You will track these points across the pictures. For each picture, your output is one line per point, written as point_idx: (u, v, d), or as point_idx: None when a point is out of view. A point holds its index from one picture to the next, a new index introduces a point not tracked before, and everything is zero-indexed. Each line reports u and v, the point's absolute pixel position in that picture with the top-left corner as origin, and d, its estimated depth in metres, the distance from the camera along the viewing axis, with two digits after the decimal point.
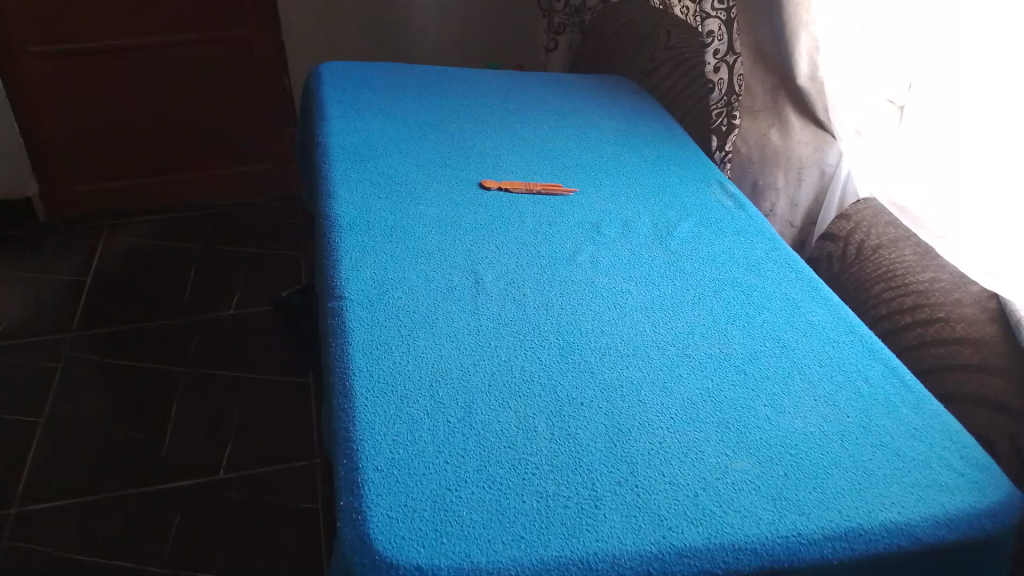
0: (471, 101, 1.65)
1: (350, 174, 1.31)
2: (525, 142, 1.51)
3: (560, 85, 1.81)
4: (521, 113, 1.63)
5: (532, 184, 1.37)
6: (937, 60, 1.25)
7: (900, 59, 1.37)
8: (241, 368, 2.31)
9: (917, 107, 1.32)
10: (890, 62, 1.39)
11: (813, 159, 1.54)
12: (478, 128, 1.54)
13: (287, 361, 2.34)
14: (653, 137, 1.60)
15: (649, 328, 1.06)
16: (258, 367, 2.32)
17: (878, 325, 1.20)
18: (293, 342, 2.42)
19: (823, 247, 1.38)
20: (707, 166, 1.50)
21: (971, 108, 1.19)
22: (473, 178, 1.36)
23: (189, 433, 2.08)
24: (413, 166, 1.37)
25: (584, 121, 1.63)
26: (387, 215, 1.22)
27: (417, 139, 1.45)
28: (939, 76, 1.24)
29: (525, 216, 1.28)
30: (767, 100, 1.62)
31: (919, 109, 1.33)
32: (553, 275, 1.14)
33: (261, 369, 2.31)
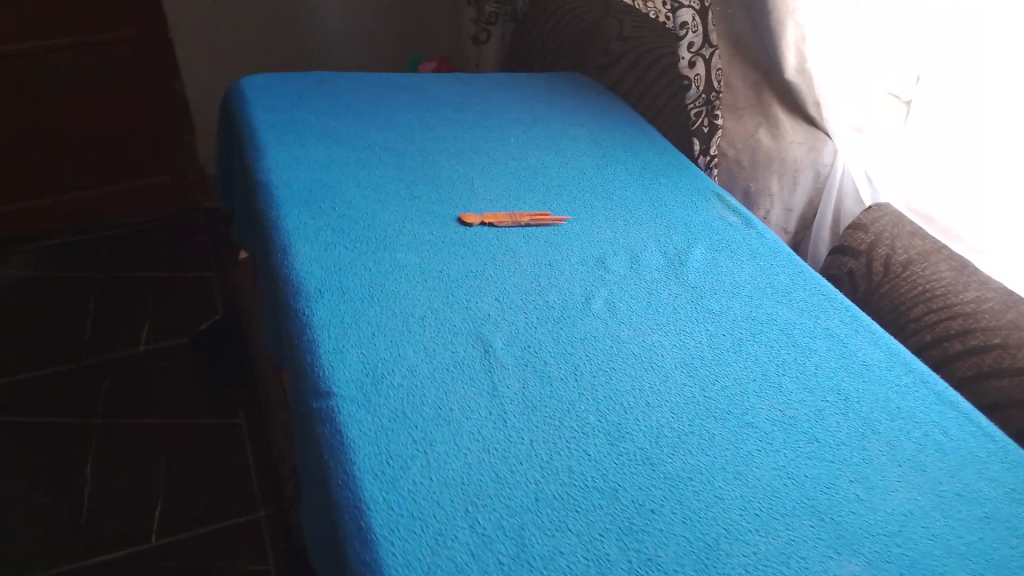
0: (424, 114, 1.45)
1: (308, 218, 1.09)
2: (495, 161, 1.32)
3: (516, 89, 1.62)
4: (483, 126, 1.43)
5: (516, 214, 1.17)
6: (952, 53, 1.17)
7: (908, 49, 1.28)
8: (162, 413, 2.01)
9: (931, 101, 1.24)
10: (895, 54, 1.31)
11: (809, 161, 1.40)
12: (440, 147, 1.34)
13: (217, 400, 2.06)
14: (632, 145, 1.43)
15: (698, 394, 0.90)
16: (182, 411, 2.02)
17: (925, 355, 1.07)
18: (220, 377, 2.13)
19: (841, 263, 1.24)
20: (700, 177, 1.36)
21: (1005, 103, 1.10)
22: (448, 213, 1.16)
23: (110, 496, 1.79)
24: (375, 201, 1.16)
25: (553, 131, 1.45)
26: (360, 270, 1.01)
27: (373, 168, 1.24)
28: (958, 70, 1.17)
29: (518, 256, 1.10)
30: (750, 98, 1.48)
31: (931, 102, 1.24)
32: (571, 332, 0.96)
33: (188, 411, 2.03)
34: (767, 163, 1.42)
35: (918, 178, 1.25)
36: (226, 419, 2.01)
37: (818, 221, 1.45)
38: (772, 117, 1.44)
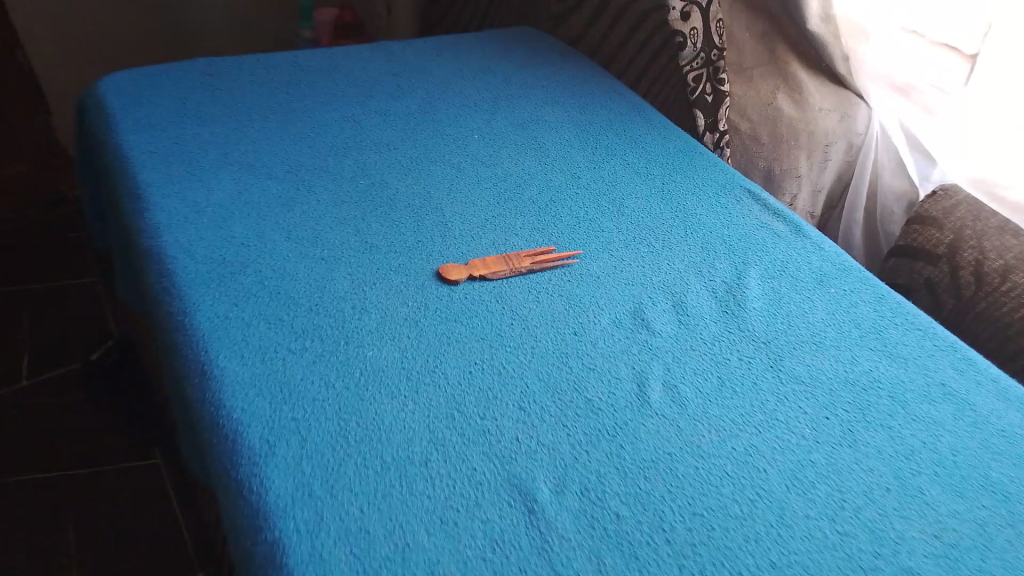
0: (356, 108, 1.11)
1: (229, 307, 0.76)
2: (464, 173, 1.01)
3: (465, 62, 1.28)
4: (435, 119, 1.11)
5: (510, 256, 0.87)
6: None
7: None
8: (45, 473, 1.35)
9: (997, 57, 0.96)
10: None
11: (841, 133, 1.15)
12: (388, 159, 1.01)
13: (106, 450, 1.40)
14: (625, 126, 1.15)
15: (829, 531, 0.64)
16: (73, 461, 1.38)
17: None
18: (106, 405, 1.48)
19: (915, 269, 0.99)
20: (716, 165, 1.08)
21: None
22: (420, 268, 0.85)
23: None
24: (315, 265, 0.83)
25: (525, 120, 1.14)
26: (320, 385, 0.70)
27: (304, 210, 0.90)
28: None
29: (532, 324, 0.80)
30: (760, 54, 1.20)
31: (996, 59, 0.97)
32: (638, 452, 0.68)
33: (72, 486, 1.34)
34: (793, 138, 1.14)
35: None
36: (137, 460, 1.39)
37: (854, 201, 1.20)
38: (791, 79, 1.17)
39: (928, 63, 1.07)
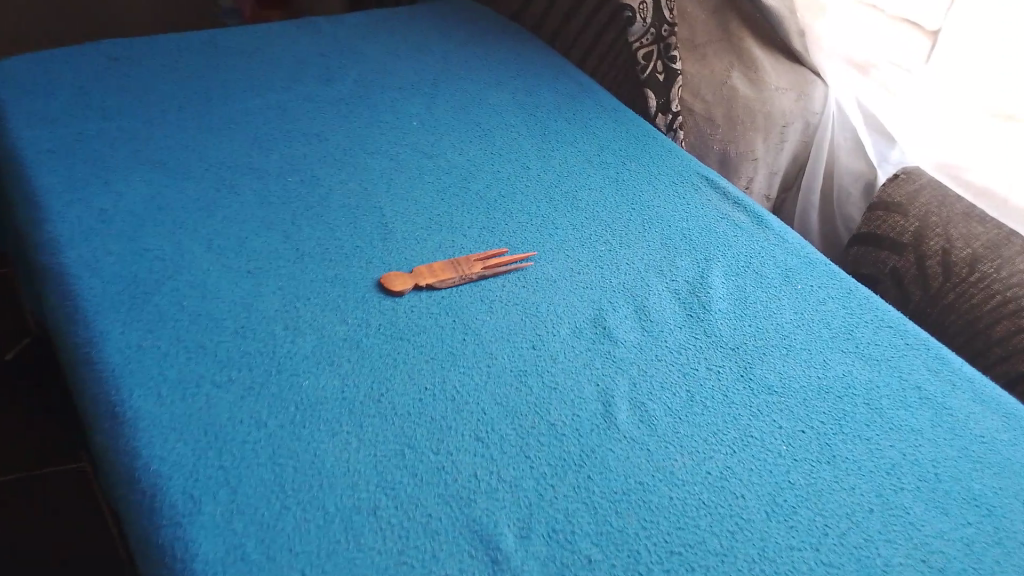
0: (282, 94, 1.01)
1: (143, 335, 0.67)
2: (404, 166, 0.93)
3: (399, 40, 1.19)
4: (370, 106, 1.02)
5: (458, 261, 0.79)
6: None
7: None
8: None
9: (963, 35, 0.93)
10: None
11: (798, 112, 1.10)
12: (319, 152, 0.92)
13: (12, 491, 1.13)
14: (574, 110, 1.07)
15: (815, 562, 0.60)
16: None
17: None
18: (12, 410, 1.24)
19: (880, 260, 0.95)
20: (672, 150, 1.02)
21: None
22: (359, 278, 0.77)
23: None
24: (241, 280, 0.74)
25: (467, 104, 1.06)
26: (251, 425, 0.62)
27: (226, 215, 0.81)
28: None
29: (486, 339, 0.73)
30: (711, 32, 1.15)
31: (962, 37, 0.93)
32: (607, 485, 0.62)
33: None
34: (749, 119, 1.08)
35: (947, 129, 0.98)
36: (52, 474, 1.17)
37: (811, 184, 1.15)
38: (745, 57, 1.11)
39: (886, 39, 1.04)
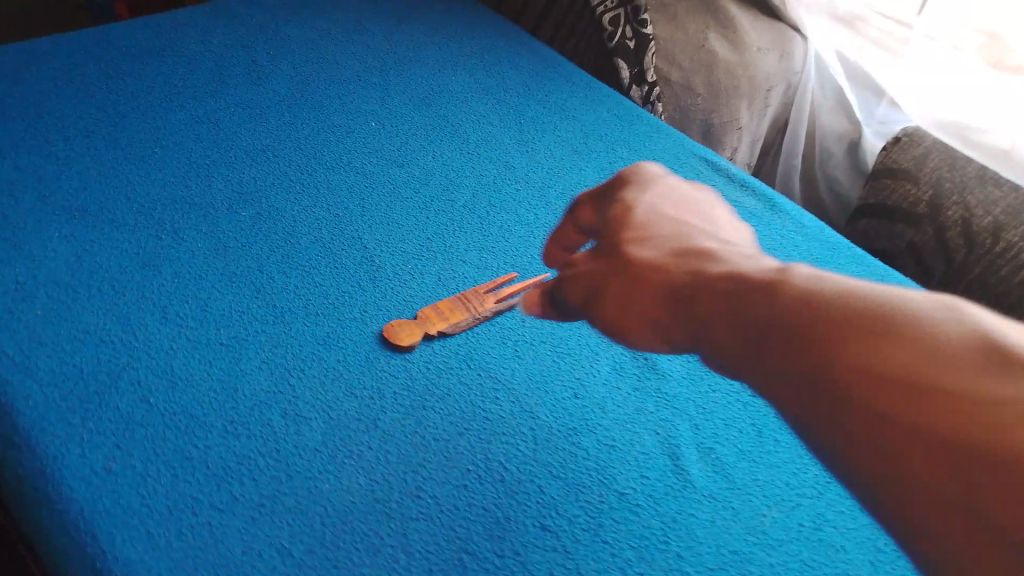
0: (208, 101, 0.85)
1: (109, 453, 0.54)
2: (373, 180, 0.80)
3: (329, 18, 1.03)
4: (315, 105, 0.88)
5: (468, 299, 0.68)
6: None
7: None
8: None
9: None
10: None
11: (781, 74, 1.02)
12: (270, 173, 0.78)
13: None
14: (544, 89, 0.96)
15: None
16: None
17: None
18: None
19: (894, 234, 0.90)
20: (660, 129, 0.93)
21: None
22: (357, 332, 0.65)
23: None
24: (216, 357, 0.61)
25: (425, 93, 0.93)
26: (273, 557, 0.50)
27: (177, 272, 0.67)
28: None
29: (520, 393, 0.62)
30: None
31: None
32: (701, 562, 0.54)
33: None
34: (732, 83, 0.99)
35: (947, 84, 0.91)
36: None
37: (792, 149, 1.09)
38: (722, 13, 1.02)
39: None
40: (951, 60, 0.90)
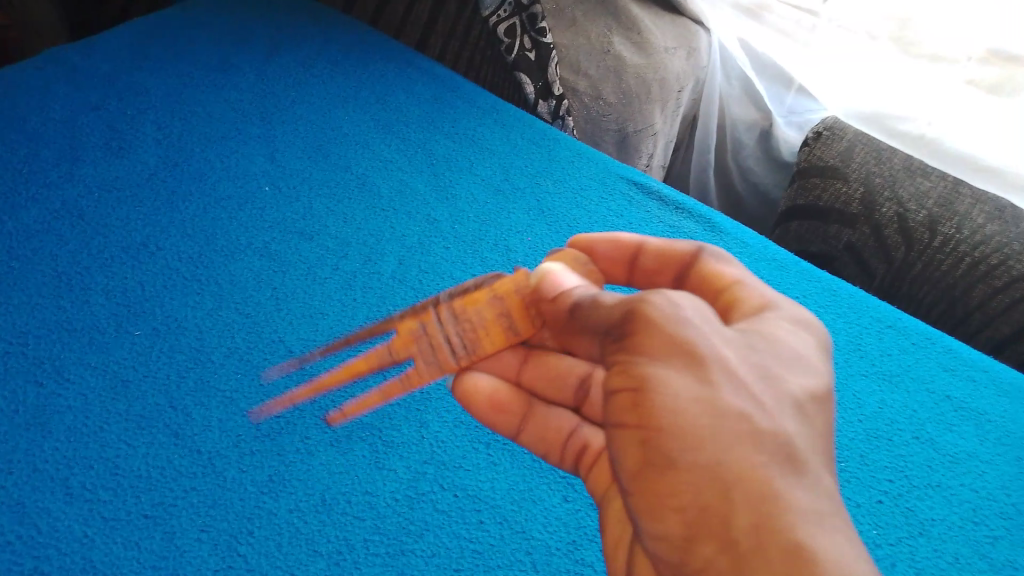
0: (65, 192, 0.72)
1: None
2: (284, 262, 0.70)
3: (188, 56, 0.90)
4: (195, 176, 0.76)
5: (483, 337, 0.47)
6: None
7: None
8: None
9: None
10: None
11: (689, 71, 0.98)
12: (159, 274, 0.67)
13: None
14: (448, 118, 0.87)
15: None
16: None
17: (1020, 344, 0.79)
18: None
19: (830, 234, 0.91)
20: (579, 150, 0.86)
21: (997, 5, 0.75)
22: (307, 465, 0.56)
23: None
24: (144, 536, 0.51)
25: (318, 140, 0.82)
26: None
27: (72, 429, 0.56)
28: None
29: (506, 511, 0.55)
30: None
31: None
32: None
33: None
34: (644, 90, 0.94)
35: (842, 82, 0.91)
36: None
37: (705, 144, 1.10)
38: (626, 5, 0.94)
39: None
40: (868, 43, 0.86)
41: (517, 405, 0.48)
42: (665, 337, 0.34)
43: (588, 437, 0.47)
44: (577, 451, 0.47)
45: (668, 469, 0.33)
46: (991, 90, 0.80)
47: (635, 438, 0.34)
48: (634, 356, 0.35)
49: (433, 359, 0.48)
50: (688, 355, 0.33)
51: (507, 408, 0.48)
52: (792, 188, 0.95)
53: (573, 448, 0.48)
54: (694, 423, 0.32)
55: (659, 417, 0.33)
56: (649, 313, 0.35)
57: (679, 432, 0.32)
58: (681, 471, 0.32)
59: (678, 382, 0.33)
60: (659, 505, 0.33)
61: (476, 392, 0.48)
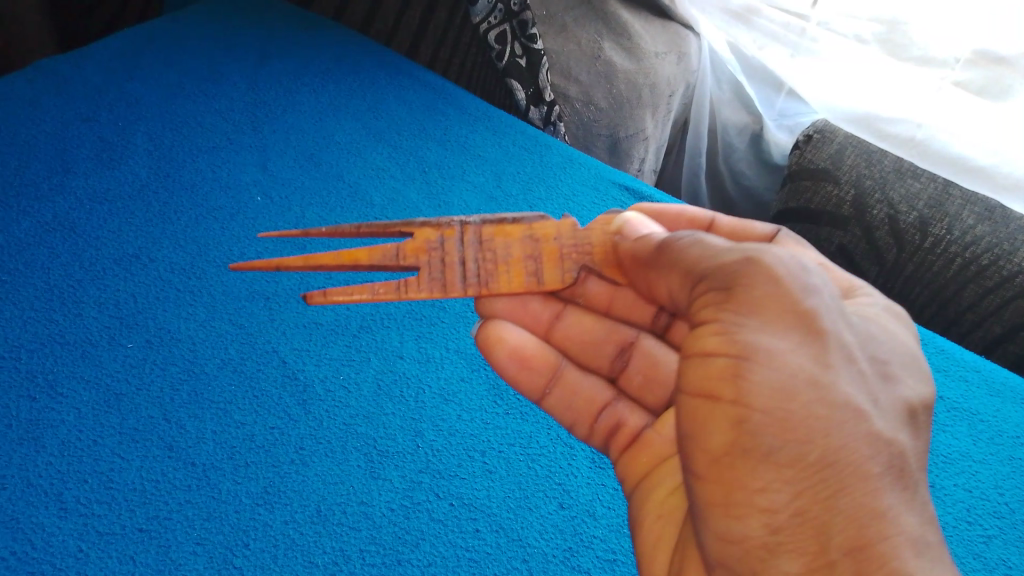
0: (55, 206, 0.72)
1: None
2: (275, 273, 0.69)
3: (178, 66, 0.90)
4: (186, 188, 0.76)
5: (502, 269, 0.50)
6: None
7: None
8: None
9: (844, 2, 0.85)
10: None
11: (680, 75, 0.98)
12: (150, 286, 0.67)
13: None
14: (439, 126, 0.87)
15: None
16: None
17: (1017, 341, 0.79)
18: None
19: (822, 237, 0.91)
20: (570, 156, 0.86)
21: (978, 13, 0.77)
22: (300, 477, 0.56)
23: None
24: (139, 550, 0.51)
25: (310, 149, 0.82)
26: None
27: (66, 443, 0.56)
28: None
29: (502, 519, 0.55)
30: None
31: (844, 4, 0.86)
32: None
33: None
34: (635, 95, 0.94)
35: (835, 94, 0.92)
36: None
37: (697, 146, 1.11)
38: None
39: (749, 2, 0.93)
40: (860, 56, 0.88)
41: (543, 367, 0.53)
42: (785, 303, 0.36)
43: (621, 415, 0.53)
44: (611, 426, 0.53)
45: (753, 451, 0.35)
46: (977, 92, 0.81)
47: (723, 413, 0.36)
48: (742, 317, 0.37)
49: (439, 276, 0.50)
50: (805, 328, 0.36)
51: (534, 367, 0.53)
52: (783, 191, 0.95)
53: (606, 423, 0.53)
54: (805, 412, 0.35)
55: (756, 392, 0.35)
56: (777, 274, 0.37)
57: (782, 416, 0.35)
58: (769, 453, 0.35)
59: (784, 350, 0.36)
60: (740, 495, 0.35)
61: (503, 343, 0.51)
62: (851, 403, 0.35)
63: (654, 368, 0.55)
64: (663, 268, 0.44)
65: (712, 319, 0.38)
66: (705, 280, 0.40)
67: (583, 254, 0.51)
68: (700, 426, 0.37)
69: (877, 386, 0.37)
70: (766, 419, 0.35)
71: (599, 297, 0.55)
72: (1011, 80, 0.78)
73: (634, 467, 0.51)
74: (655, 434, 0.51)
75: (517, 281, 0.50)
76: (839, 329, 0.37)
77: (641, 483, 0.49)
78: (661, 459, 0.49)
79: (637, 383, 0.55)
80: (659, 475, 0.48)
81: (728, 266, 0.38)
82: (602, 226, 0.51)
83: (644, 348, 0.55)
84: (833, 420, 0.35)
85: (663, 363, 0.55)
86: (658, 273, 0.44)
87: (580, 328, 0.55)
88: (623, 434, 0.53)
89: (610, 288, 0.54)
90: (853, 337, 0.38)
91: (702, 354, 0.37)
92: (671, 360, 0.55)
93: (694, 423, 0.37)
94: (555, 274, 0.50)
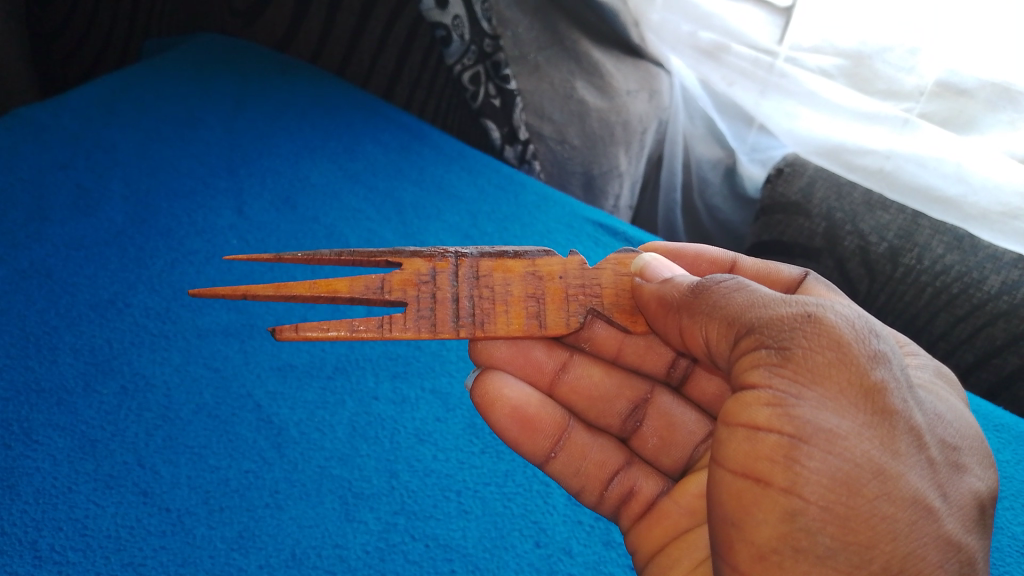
0: (28, 253, 0.72)
1: None
2: (250, 317, 0.70)
3: (155, 113, 0.91)
4: (161, 232, 0.76)
5: (499, 308, 0.49)
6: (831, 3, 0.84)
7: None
8: None
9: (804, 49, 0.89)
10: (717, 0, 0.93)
11: (652, 112, 1.02)
12: (125, 333, 0.67)
13: None
14: (410, 165, 0.89)
15: None
16: None
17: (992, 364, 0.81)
18: None
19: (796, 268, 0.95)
20: (542, 192, 0.87)
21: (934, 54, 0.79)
22: (275, 521, 0.55)
23: None
24: None
25: (286, 192, 0.83)
26: None
27: (41, 491, 0.55)
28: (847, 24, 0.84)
29: (478, 559, 0.55)
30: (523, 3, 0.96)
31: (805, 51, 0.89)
32: None
33: None
34: (608, 133, 0.98)
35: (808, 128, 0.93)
36: None
37: (672, 182, 1.16)
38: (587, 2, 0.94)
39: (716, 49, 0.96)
40: (830, 91, 0.90)
41: (550, 428, 0.53)
42: (854, 376, 0.37)
43: (636, 481, 0.53)
44: (624, 493, 0.53)
45: (806, 550, 0.36)
46: (942, 124, 0.83)
47: (772, 499, 0.36)
48: (801, 384, 0.37)
49: (429, 313, 0.48)
50: (872, 404, 0.36)
51: (539, 428, 0.53)
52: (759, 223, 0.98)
53: (618, 490, 0.53)
54: (869, 510, 0.35)
55: (810, 484, 0.36)
56: (841, 337, 0.37)
57: (839, 513, 0.35)
58: (822, 556, 0.36)
59: (846, 433, 0.36)
60: None
61: (502, 401, 0.51)
62: (919, 498, 0.36)
63: (671, 429, 0.55)
64: (701, 314, 0.43)
65: (764, 382, 0.38)
66: (756, 334, 0.40)
67: (592, 296, 0.51)
68: (745, 513, 0.37)
69: (944, 476, 0.37)
70: (823, 515, 0.35)
71: (607, 345, 0.55)
72: (974, 112, 0.80)
73: (647, 538, 0.50)
74: (673, 503, 0.51)
75: (517, 322, 0.49)
76: (909, 409, 0.37)
77: (655, 558, 0.48)
78: (680, 533, 0.49)
79: (653, 445, 0.56)
80: (663, 555, 0.48)
81: (785, 323, 0.39)
82: (615, 267, 0.52)
83: (659, 406, 0.56)
84: (899, 520, 0.35)
85: (680, 425, 0.55)
86: (694, 319, 0.44)
87: (588, 381, 0.55)
88: (637, 501, 0.52)
89: (617, 335, 0.54)
90: (923, 418, 0.38)
91: (751, 427, 0.38)
92: (689, 421, 0.55)
93: (737, 508, 0.37)
94: (559, 317, 0.50)
